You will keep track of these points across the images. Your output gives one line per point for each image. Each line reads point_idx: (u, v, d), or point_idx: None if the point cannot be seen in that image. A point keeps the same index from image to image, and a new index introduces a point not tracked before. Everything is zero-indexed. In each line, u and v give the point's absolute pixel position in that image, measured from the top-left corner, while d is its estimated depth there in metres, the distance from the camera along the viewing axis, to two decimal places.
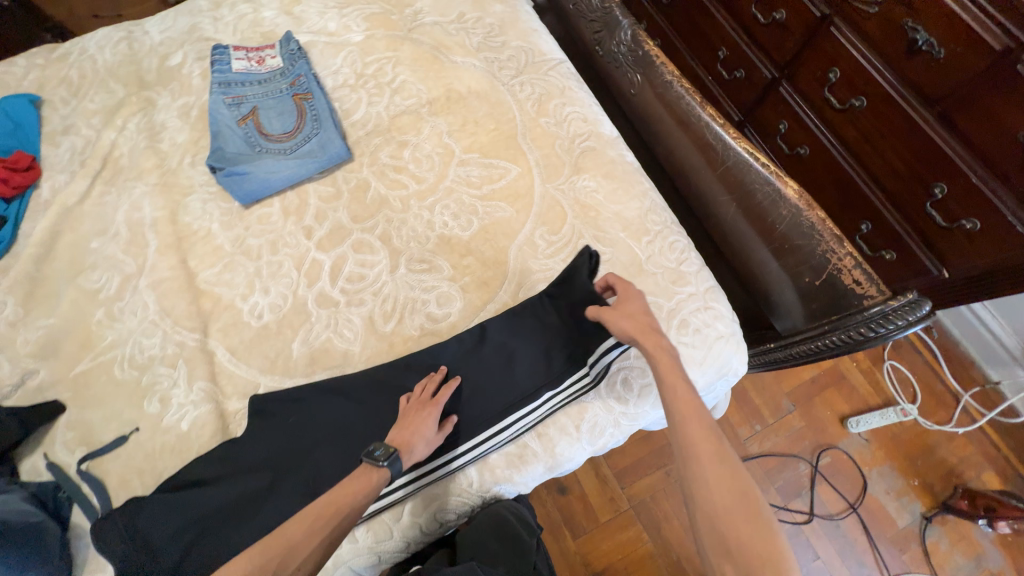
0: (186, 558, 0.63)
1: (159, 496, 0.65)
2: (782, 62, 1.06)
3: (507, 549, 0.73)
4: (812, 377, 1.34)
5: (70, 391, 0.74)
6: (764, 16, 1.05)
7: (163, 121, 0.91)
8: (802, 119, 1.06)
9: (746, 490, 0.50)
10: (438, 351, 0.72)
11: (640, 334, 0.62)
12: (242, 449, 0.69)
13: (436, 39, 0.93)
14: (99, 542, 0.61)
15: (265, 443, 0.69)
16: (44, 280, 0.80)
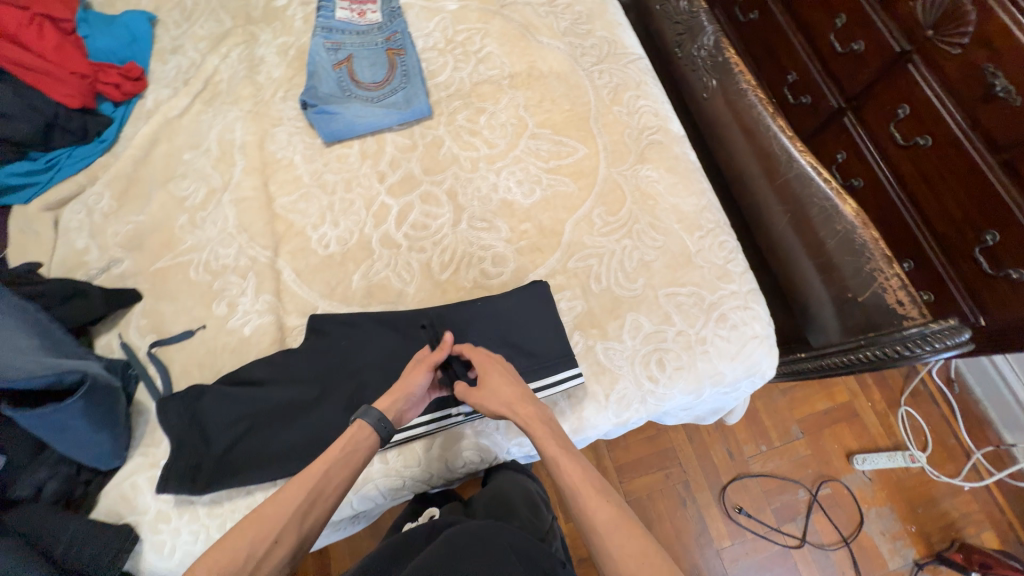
0: (235, 447, 0.68)
1: (218, 388, 0.70)
2: (852, 92, 1.05)
3: (521, 504, 0.77)
4: (824, 410, 1.34)
5: (148, 283, 0.81)
6: (844, 47, 1.04)
7: (262, 55, 0.97)
8: (861, 151, 1.05)
9: (655, 556, 0.48)
10: (479, 306, 0.75)
11: (515, 405, 0.63)
12: (292, 360, 0.73)
13: (526, 18, 0.98)
14: (161, 418, 0.68)
15: (315, 358, 0.73)
16: (138, 181, 0.87)
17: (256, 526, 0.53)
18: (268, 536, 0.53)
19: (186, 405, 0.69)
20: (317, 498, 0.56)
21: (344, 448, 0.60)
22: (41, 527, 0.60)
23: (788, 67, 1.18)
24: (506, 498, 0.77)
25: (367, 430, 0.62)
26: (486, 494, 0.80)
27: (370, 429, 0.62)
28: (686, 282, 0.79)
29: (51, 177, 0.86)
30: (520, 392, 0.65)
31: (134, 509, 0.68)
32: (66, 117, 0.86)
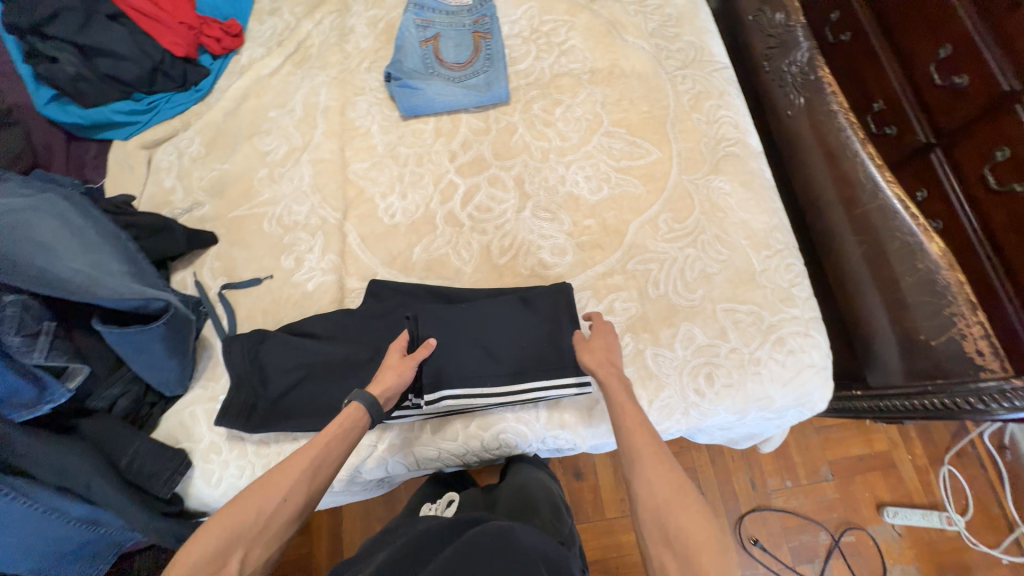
0: (290, 392, 0.71)
1: (280, 336, 0.73)
2: (946, 126, 0.77)
3: (542, 504, 0.68)
4: (860, 455, 1.24)
5: (224, 228, 0.85)
6: (947, 76, 0.76)
7: (353, 25, 0.99)
8: (950, 196, 0.76)
9: (689, 493, 0.51)
10: (532, 299, 0.74)
11: (599, 365, 0.64)
12: (350, 320, 0.75)
13: (614, 16, 0.97)
14: (227, 356, 0.71)
15: (369, 324, 0.75)
16: (226, 132, 0.92)
17: (264, 489, 0.52)
18: (275, 499, 0.52)
19: (249, 346, 0.72)
20: (321, 467, 0.56)
21: (341, 426, 0.59)
22: (109, 438, 0.66)
23: (872, 93, 0.88)
24: (525, 497, 0.69)
25: (358, 412, 0.61)
26: (504, 488, 0.73)
27: (362, 411, 0.61)
28: (746, 299, 0.77)
29: (149, 118, 0.93)
30: (611, 358, 0.66)
31: (190, 436, 0.72)
32: (171, 63, 0.92)
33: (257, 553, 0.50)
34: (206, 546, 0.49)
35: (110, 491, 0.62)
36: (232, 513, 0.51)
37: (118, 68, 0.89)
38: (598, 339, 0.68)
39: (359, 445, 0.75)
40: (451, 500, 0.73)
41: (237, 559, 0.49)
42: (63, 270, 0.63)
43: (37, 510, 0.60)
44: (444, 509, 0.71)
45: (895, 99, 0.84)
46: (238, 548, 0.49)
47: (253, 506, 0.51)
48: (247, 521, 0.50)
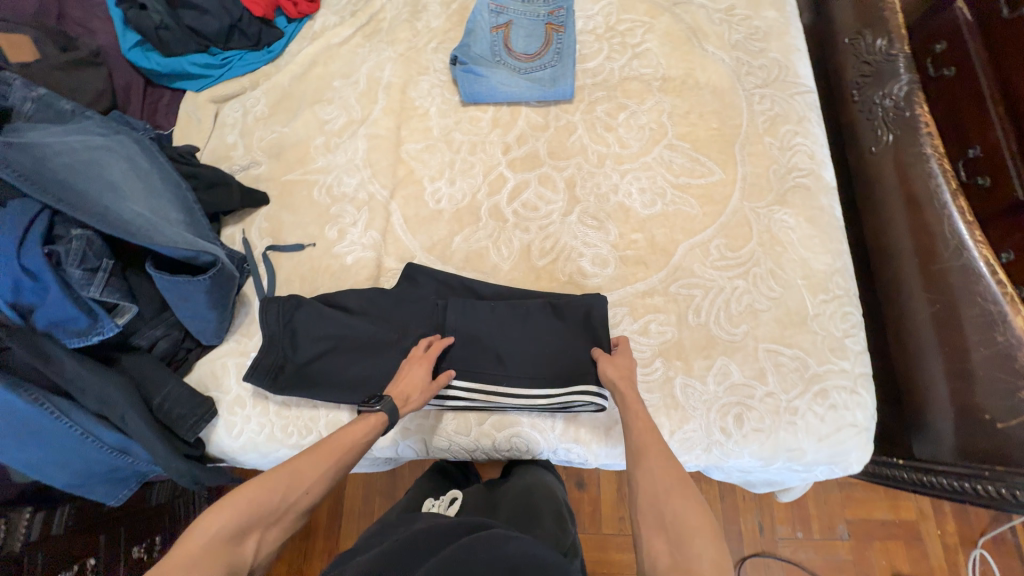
0: (316, 361, 0.73)
1: (312, 306, 0.74)
2: None
3: (546, 512, 0.66)
4: (882, 520, 1.16)
5: (276, 190, 0.87)
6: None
7: (426, 3, 0.98)
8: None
9: (689, 485, 0.52)
10: (564, 305, 0.72)
11: (621, 382, 0.65)
12: (382, 299, 0.76)
13: (696, 22, 0.92)
14: (262, 317, 0.72)
15: (401, 308, 0.75)
16: (290, 96, 0.93)
17: (287, 478, 0.54)
18: (297, 489, 0.54)
19: (284, 310, 0.73)
20: (339, 469, 0.58)
21: (363, 435, 0.60)
22: (147, 376, 0.70)
23: (967, 137, 0.74)
24: (530, 503, 0.67)
25: (376, 424, 0.62)
26: (508, 490, 0.72)
27: (384, 420, 0.62)
28: (792, 342, 0.72)
29: (222, 74, 0.95)
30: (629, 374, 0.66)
31: (219, 386, 0.75)
32: (248, 22, 0.94)
33: (270, 538, 0.52)
34: (223, 523, 0.49)
35: (141, 424, 0.65)
36: (253, 492, 0.52)
37: (199, 22, 0.92)
38: (621, 356, 0.69)
39: None
40: (454, 499, 0.74)
41: (253, 543, 0.50)
42: (126, 211, 0.67)
43: (75, 432, 0.66)
44: (447, 508, 0.71)
45: (997, 150, 0.71)
46: (252, 532, 0.50)
47: (272, 494, 0.52)
48: (269, 506, 0.52)
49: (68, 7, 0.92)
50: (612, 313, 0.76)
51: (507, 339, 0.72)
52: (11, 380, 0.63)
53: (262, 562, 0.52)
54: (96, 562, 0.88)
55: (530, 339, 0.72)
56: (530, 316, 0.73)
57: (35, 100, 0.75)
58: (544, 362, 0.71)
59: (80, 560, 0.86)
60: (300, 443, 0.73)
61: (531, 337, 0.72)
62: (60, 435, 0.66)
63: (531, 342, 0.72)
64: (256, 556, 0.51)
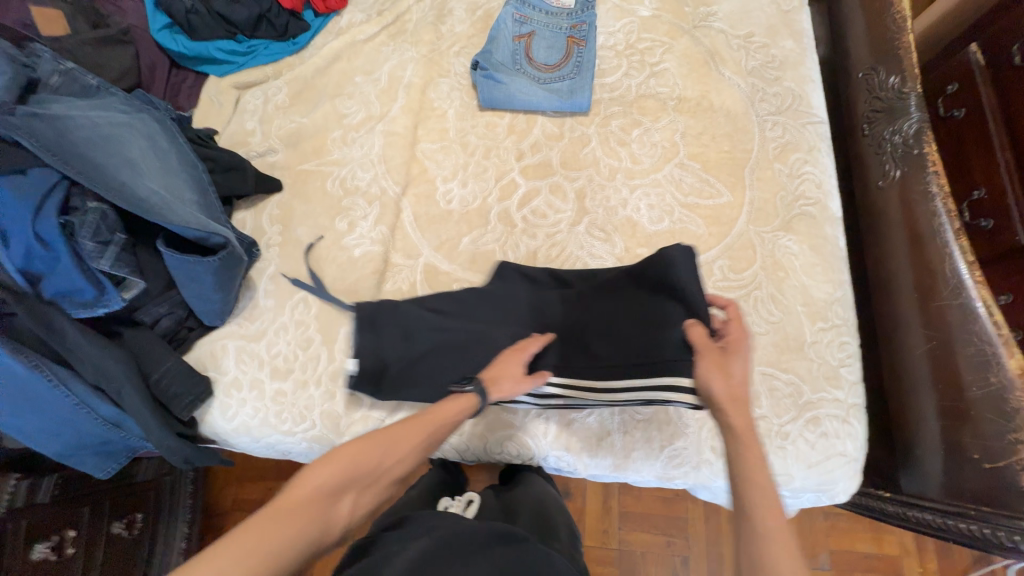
0: (410, 357, 0.70)
1: (405, 303, 0.72)
2: None
3: (562, 525, 0.67)
4: (865, 553, 1.15)
5: (290, 179, 0.88)
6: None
7: (452, 7, 0.99)
8: None
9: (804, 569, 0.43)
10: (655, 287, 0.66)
11: (729, 404, 0.54)
12: (470, 298, 0.74)
13: (715, 46, 0.93)
14: (353, 310, 0.71)
15: (490, 305, 0.73)
16: (312, 87, 0.95)
17: (386, 440, 0.53)
18: (392, 457, 0.53)
19: (378, 306, 0.72)
20: (429, 442, 0.56)
21: (456, 411, 0.59)
22: (147, 351, 0.70)
23: (973, 179, 0.83)
24: (545, 513, 0.68)
25: (467, 403, 0.60)
26: (522, 497, 0.72)
27: (476, 397, 0.61)
28: (788, 368, 0.73)
29: (246, 61, 0.97)
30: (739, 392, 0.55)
31: (217, 367, 0.76)
32: (276, 13, 0.97)
33: (364, 501, 0.50)
34: (324, 478, 0.49)
35: (137, 400, 0.66)
36: (356, 451, 0.51)
37: (228, 9, 0.94)
38: (736, 364, 0.57)
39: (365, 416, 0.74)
40: (470, 500, 0.71)
41: (347, 504, 0.49)
42: (141, 188, 0.68)
43: (71, 402, 0.67)
44: (464, 510, 0.69)
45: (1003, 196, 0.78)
46: (348, 491, 0.49)
47: (366, 459, 0.51)
48: (366, 467, 0.51)
49: None
50: None
51: (597, 330, 0.68)
52: (14, 346, 0.63)
53: (353, 527, 0.50)
54: (76, 534, 0.88)
55: (622, 327, 0.67)
56: (616, 295, 0.69)
57: (62, 72, 0.76)
58: (641, 350, 0.65)
59: (59, 531, 0.85)
60: (294, 429, 0.74)
61: (624, 325, 0.67)
62: (56, 404, 0.66)
63: (620, 326, 0.67)
64: (349, 517, 0.49)
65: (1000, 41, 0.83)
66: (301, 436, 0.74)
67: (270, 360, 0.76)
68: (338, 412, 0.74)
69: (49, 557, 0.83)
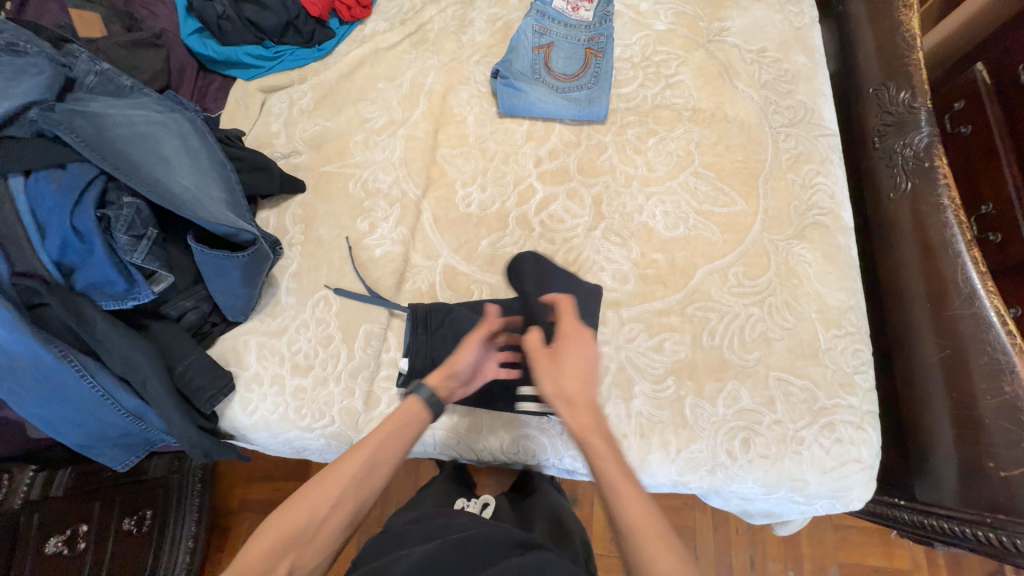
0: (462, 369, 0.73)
1: (461, 314, 0.75)
2: None
3: (576, 535, 0.69)
4: (875, 567, 1.14)
5: (313, 180, 0.90)
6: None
7: (473, 18, 1.02)
8: None
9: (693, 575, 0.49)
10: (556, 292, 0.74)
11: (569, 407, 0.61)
12: (519, 307, 0.75)
13: (729, 60, 0.96)
14: (416, 318, 0.75)
15: (537, 320, 0.75)
16: (335, 92, 0.97)
17: (318, 489, 0.55)
18: (328, 500, 0.55)
19: (438, 314, 0.75)
20: (376, 467, 0.58)
21: (390, 430, 0.60)
22: (172, 344, 0.72)
23: (980, 194, 0.85)
24: (560, 524, 0.70)
25: (416, 407, 0.63)
26: (539, 506, 0.74)
27: (421, 406, 0.63)
28: (803, 373, 0.74)
29: (272, 66, 1.00)
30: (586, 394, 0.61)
31: (239, 362, 0.77)
32: (304, 21, 0.99)
33: (318, 543, 0.54)
34: (264, 545, 0.52)
35: (161, 391, 0.67)
36: (286, 514, 0.54)
37: (258, 16, 0.97)
38: (566, 357, 0.63)
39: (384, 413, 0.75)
40: (486, 504, 0.75)
41: (299, 553, 0.52)
42: (174, 185, 0.70)
43: (96, 392, 0.68)
44: (480, 511, 0.73)
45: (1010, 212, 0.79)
46: (291, 550, 0.53)
47: (311, 508, 0.54)
48: (301, 525, 0.54)
49: None
50: (628, 329, 0.78)
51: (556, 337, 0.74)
52: (45, 335, 0.64)
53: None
54: (88, 529, 0.88)
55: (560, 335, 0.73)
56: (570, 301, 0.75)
57: (98, 73, 0.79)
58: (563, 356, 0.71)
59: (73, 526, 0.85)
60: (312, 425, 0.75)
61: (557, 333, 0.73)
62: (82, 393, 0.67)
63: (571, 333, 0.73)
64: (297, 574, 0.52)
65: (1003, 62, 0.86)
66: (319, 432, 0.75)
67: (291, 357, 0.77)
68: (357, 409, 0.74)
69: (61, 551, 0.83)
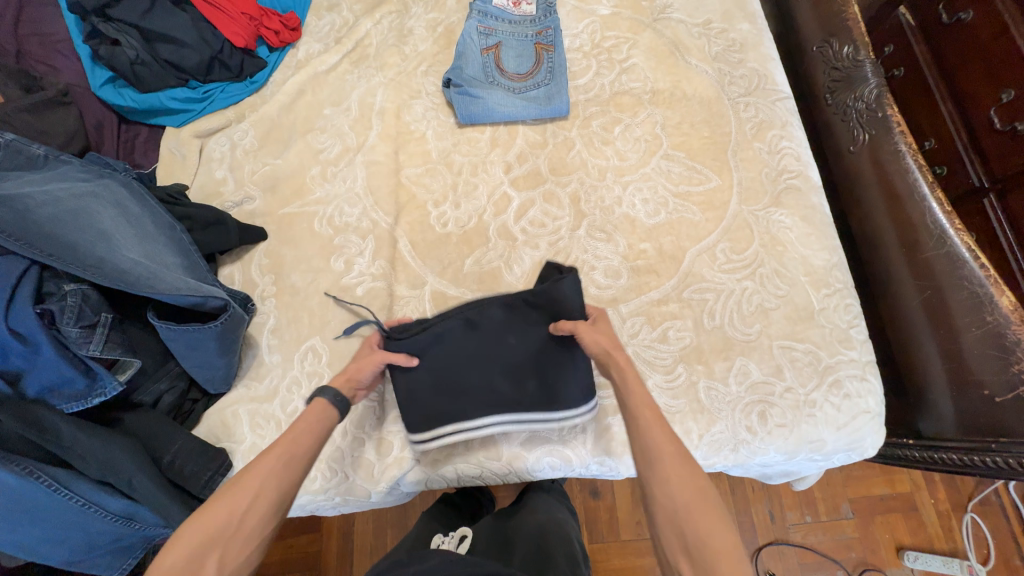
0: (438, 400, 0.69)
1: (427, 339, 0.66)
2: (1004, 171, 0.76)
3: (559, 555, 0.65)
4: (881, 495, 1.19)
5: (274, 226, 0.83)
6: (1006, 122, 0.75)
7: (412, 27, 0.97)
8: (999, 239, 0.77)
9: (713, 499, 0.46)
10: (486, 318, 0.67)
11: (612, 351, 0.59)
12: (488, 321, 0.67)
13: (677, 37, 0.95)
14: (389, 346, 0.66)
15: (501, 338, 0.68)
16: (280, 127, 0.90)
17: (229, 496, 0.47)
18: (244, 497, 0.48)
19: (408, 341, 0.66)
20: (289, 464, 0.51)
21: (308, 422, 0.55)
22: (153, 433, 0.65)
23: (922, 130, 0.88)
24: (542, 545, 0.66)
25: (322, 408, 0.56)
26: (523, 530, 0.71)
27: (334, 400, 0.58)
28: (803, 337, 0.75)
29: (204, 108, 0.92)
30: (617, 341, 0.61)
31: (231, 436, 0.71)
32: (229, 53, 0.91)
33: (234, 556, 0.46)
34: (177, 555, 0.45)
35: (149, 486, 0.60)
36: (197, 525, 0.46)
37: (177, 56, 0.88)
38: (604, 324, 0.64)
39: (400, 458, 0.72)
40: (464, 535, 0.73)
41: (214, 563, 0.45)
42: (122, 260, 0.63)
43: (75, 504, 0.60)
44: (456, 547, 0.70)
45: (953, 144, 0.83)
46: (210, 553, 0.45)
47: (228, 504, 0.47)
48: (218, 527, 0.46)
49: (29, 45, 0.87)
50: (630, 324, 0.77)
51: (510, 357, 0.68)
52: (2, 456, 0.57)
53: None
54: None
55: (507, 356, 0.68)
56: (526, 316, 0.67)
57: (1, 146, 0.69)
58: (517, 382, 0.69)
59: None
60: (326, 486, 0.72)
61: (503, 357, 0.68)
62: (59, 509, 0.60)
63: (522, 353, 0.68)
64: None
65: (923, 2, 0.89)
66: (334, 492, 0.72)
67: (287, 420, 0.71)
68: (370, 459, 0.72)
69: None
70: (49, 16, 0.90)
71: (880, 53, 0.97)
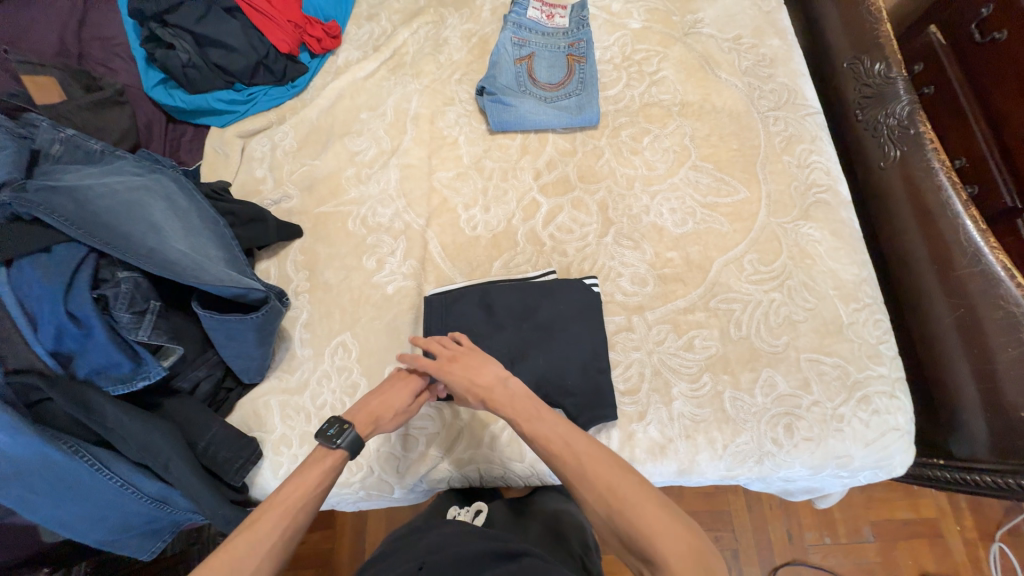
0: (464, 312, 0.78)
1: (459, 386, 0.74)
2: None
3: (574, 539, 0.67)
4: (904, 520, 1.16)
5: (310, 224, 0.86)
6: None
7: (447, 37, 1.00)
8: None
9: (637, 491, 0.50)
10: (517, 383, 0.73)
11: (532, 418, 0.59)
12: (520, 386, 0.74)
13: (707, 51, 0.97)
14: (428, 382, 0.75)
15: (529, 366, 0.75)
16: (319, 129, 0.94)
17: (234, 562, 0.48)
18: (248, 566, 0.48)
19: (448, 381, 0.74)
20: (297, 529, 0.52)
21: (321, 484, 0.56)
22: (190, 420, 0.67)
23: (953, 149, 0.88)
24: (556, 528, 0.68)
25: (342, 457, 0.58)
26: (537, 513, 0.72)
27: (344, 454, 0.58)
28: (832, 351, 0.75)
29: (247, 109, 0.96)
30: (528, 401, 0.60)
31: (262, 426, 0.73)
32: (274, 59, 0.95)
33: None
34: None
35: (188, 470, 0.62)
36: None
37: (226, 60, 0.93)
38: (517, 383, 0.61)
39: (425, 454, 0.73)
40: (479, 509, 0.75)
41: None
42: (171, 251, 0.66)
43: (115, 484, 0.63)
44: (472, 518, 0.72)
45: (983, 164, 0.82)
46: None
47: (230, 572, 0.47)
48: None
49: (89, 46, 0.93)
50: (656, 331, 0.77)
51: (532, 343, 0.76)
52: (51, 433, 0.59)
53: None
54: None
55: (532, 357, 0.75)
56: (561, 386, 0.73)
57: (63, 141, 0.73)
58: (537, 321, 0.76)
59: None
60: (352, 479, 0.74)
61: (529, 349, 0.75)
62: (98, 488, 0.62)
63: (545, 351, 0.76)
64: None
65: (956, 23, 0.90)
66: (360, 485, 0.74)
67: (317, 412, 0.73)
68: (396, 455, 0.73)
69: None
70: (109, 21, 0.95)
71: (911, 71, 0.97)
